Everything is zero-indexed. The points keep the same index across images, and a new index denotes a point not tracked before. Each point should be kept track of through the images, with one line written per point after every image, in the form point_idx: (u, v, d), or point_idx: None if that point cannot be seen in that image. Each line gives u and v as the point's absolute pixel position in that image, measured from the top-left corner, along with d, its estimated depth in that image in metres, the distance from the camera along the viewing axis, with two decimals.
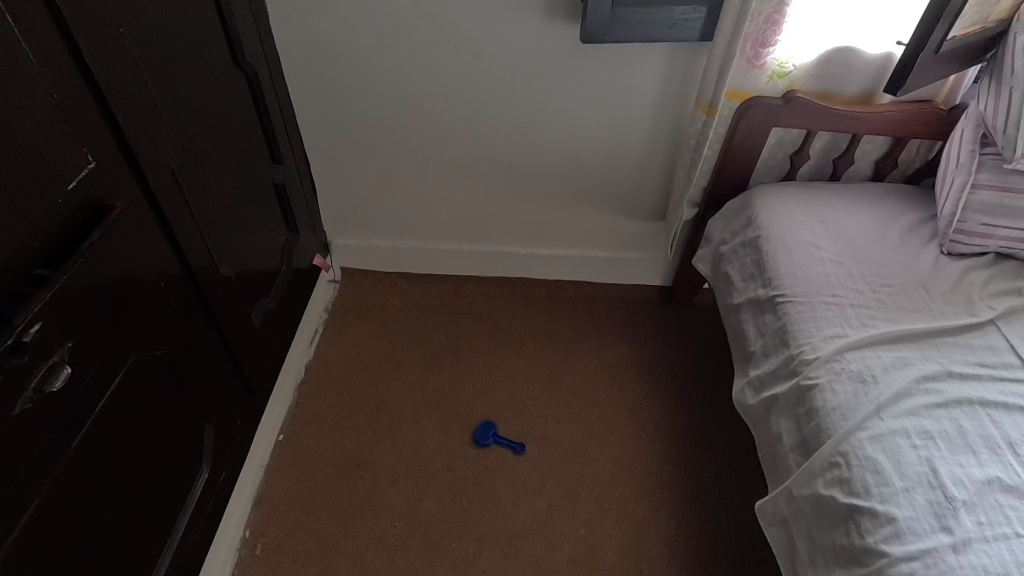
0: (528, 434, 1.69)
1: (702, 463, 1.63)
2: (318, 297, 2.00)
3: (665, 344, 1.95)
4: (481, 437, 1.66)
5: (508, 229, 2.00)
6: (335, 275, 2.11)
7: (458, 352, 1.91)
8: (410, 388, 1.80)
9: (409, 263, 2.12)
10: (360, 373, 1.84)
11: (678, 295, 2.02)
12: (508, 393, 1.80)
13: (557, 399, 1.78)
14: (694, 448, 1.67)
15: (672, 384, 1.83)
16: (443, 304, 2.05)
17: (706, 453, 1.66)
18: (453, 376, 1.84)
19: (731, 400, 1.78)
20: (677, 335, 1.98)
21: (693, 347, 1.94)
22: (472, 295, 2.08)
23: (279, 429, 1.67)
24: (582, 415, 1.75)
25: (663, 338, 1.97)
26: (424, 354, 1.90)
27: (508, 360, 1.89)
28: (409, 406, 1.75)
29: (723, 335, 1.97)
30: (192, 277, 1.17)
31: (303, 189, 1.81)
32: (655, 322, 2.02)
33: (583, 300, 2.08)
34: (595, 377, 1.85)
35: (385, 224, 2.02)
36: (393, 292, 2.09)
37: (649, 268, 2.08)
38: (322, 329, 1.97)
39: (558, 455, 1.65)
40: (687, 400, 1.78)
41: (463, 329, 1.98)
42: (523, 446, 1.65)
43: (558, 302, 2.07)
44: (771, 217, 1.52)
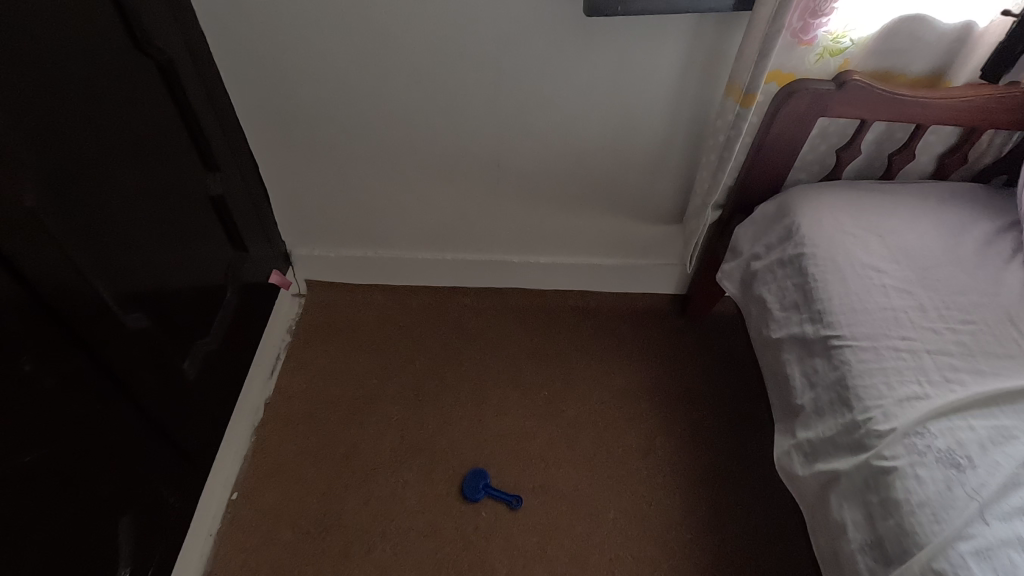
0: (525, 482, 1.46)
1: (728, 515, 1.41)
2: (277, 318, 1.72)
3: (680, 366, 1.70)
4: (469, 489, 1.43)
5: (497, 235, 1.72)
6: (299, 288, 1.83)
7: (443, 380, 1.66)
8: (386, 429, 1.55)
9: (385, 274, 1.84)
10: (326, 411, 1.58)
11: (694, 307, 1.76)
12: (500, 432, 1.55)
13: (558, 438, 1.54)
14: (717, 497, 1.44)
15: (689, 416, 1.59)
16: (424, 322, 1.78)
17: (731, 504, 1.43)
18: (437, 411, 1.59)
19: (758, 435, 1.55)
20: (694, 354, 1.73)
21: (712, 368, 1.70)
22: (459, 309, 1.81)
23: (232, 486, 1.43)
24: (587, 457, 1.51)
25: (677, 358, 1.72)
26: (403, 385, 1.64)
27: (500, 390, 1.64)
28: (384, 453, 1.50)
29: (747, 353, 1.72)
30: (75, 345, 0.90)
31: (250, 197, 1.51)
32: (668, 338, 1.77)
33: (584, 314, 1.82)
34: (600, 409, 1.61)
35: (353, 232, 1.73)
36: (368, 307, 1.81)
37: (660, 276, 1.81)
38: (284, 356, 1.70)
39: (560, 509, 1.42)
40: (706, 435, 1.55)
41: (447, 352, 1.72)
42: (519, 497, 1.42)
43: (556, 318, 1.80)
44: (816, 230, 1.25)
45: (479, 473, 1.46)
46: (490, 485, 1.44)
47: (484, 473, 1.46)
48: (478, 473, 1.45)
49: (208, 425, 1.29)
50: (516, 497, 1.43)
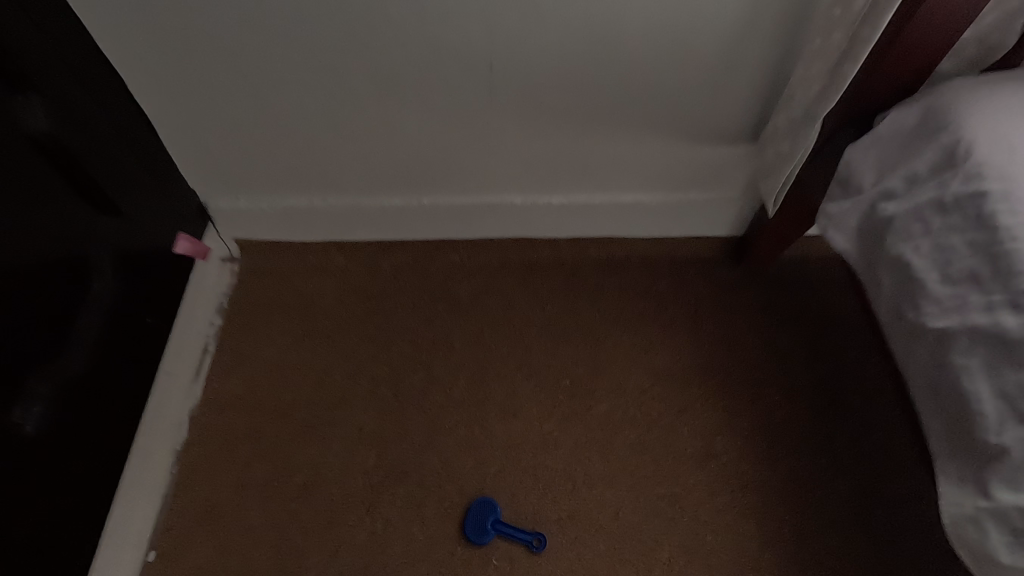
0: (547, 512, 1.09)
1: (815, 543, 1.07)
2: (200, 296, 1.27)
3: (738, 336, 1.29)
4: (474, 529, 1.07)
5: (490, 170, 1.23)
6: (230, 250, 1.36)
7: (428, 372, 1.25)
8: (356, 448, 1.16)
9: (341, 227, 1.36)
10: (273, 425, 1.18)
11: (759, 255, 1.33)
12: (509, 442, 1.16)
13: (587, 447, 1.16)
14: (801, 518, 1.09)
15: (756, 406, 1.21)
16: (399, 294, 1.35)
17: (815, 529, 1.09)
18: (424, 417, 1.19)
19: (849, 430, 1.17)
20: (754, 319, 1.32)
21: (783, 336, 1.29)
22: (445, 271, 1.37)
23: (146, 543, 1.06)
24: (628, 472, 1.13)
25: (734, 324, 1.31)
26: (375, 382, 1.23)
27: (506, 382, 1.23)
28: (355, 482, 1.12)
29: (827, 314, 1.31)
30: None
31: (119, 131, 1.03)
32: (721, 299, 1.34)
33: (607, 272, 1.38)
34: (640, 401, 1.21)
35: (287, 176, 1.23)
36: (325, 273, 1.37)
37: (710, 215, 1.35)
38: (214, 347, 1.27)
39: (597, 550, 1.06)
40: (782, 431, 1.18)
41: (431, 333, 1.30)
42: (539, 534, 1.07)
43: (572, 278, 1.37)
44: (1009, 155, 0.78)
45: (488, 507, 1.09)
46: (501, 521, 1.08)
47: (494, 504, 1.09)
48: (485, 507, 1.09)
49: (64, 454, 0.93)
50: (536, 532, 1.07)
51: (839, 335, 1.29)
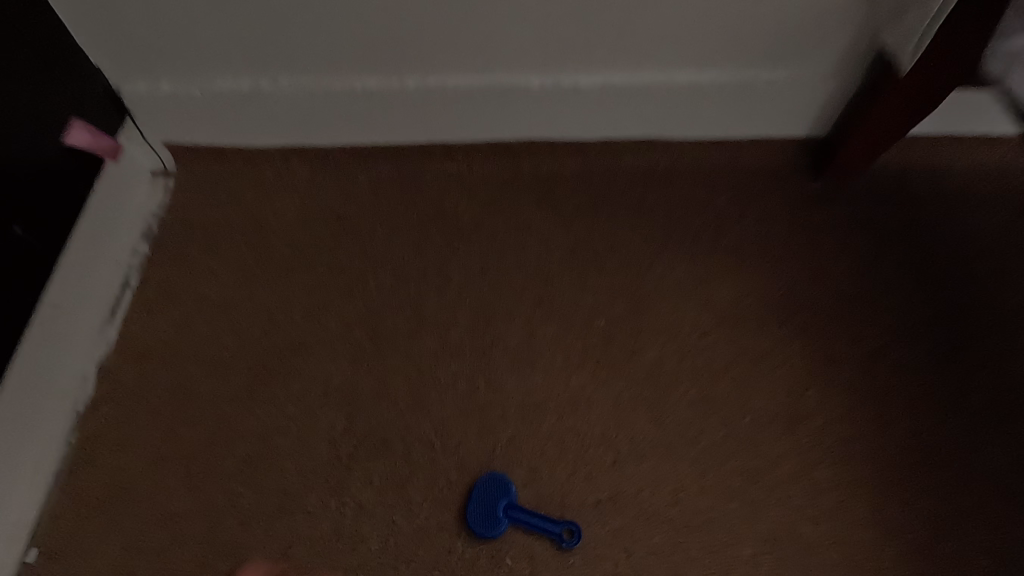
0: (580, 494, 0.79)
1: (939, 532, 0.80)
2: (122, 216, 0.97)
3: (821, 267, 1.00)
4: (478, 517, 0.78)
5: (498, 34, 0.91)
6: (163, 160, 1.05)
7: (418, 312, 0.95)
8: (319, 409, 0.86)
9: (301, 127, 1.04)
10: (209, 380, 0.88)
11: (848, 161, 1.03)
12: (525, 400, 0.86)
13: (631, 406, 0.85)
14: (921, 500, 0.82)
15: (850, 354, 0.92)
16: (380, 215, 1.05)
17: (943, 514, 0.81)
18: (414, 368, 0.89)
19: (977, 383, 0.90)
20: (842, 244, 1.02)
21: (880, 266, 1.00)
22: (441, 185, 1.07)
23: (26, 538, 0.79)
24: (690, 440, 0.83)
25: (814, 251, 1.01)
26: (347, 323, 0.93)
27: (520, 323, 0.93)
28: (317, 455, 0.82)
29: (936, 238, 1.02)
30: None
31: None
32: (795, 222, 1.04)
33: (648, 187, 1.07)
34: (701, 346, 0.91)
35: (221, 45, 0.91)
36: (286, 189, 1.06)
37: (786, 107, 1.03)
38: (137, 282, 0.97)
39: (651, 546, 0.77)
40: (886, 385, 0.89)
41: (421, 264, 1.00)
42: (569, 522, 0.77)
43: (603, 194, 1.06)
44: None
45: (496, 486, 0.79)
46: (515, 505, 0.79)
47: (505, 482, 0.80)
48: (493, 487, 0.79)
49: None
50: (564, 520, 0.78)
51: (952, 264, 1.00)
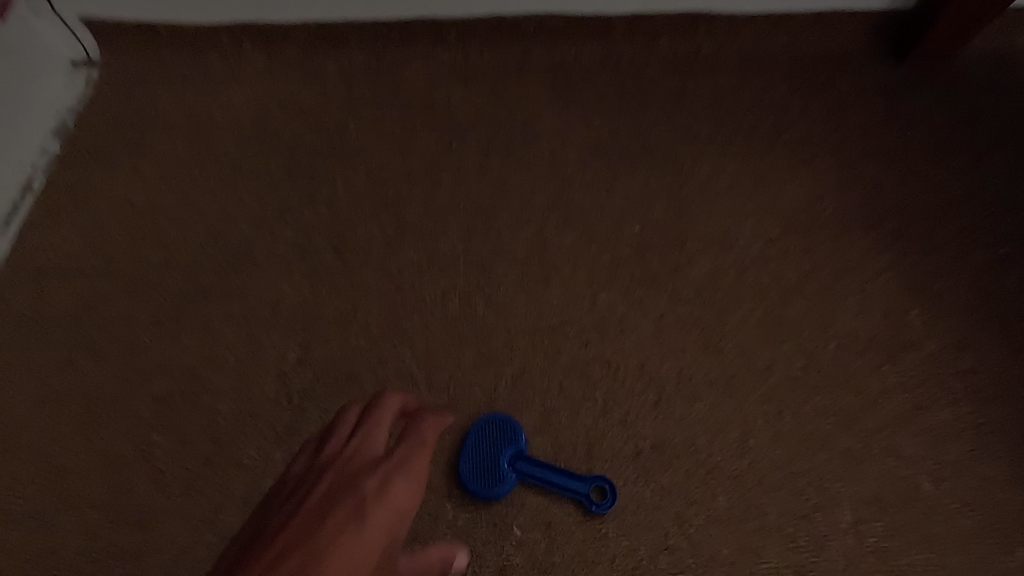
0: (613, 443, 0.58)
1: None
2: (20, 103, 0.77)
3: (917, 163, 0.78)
4: (471, 471, 0.58)
5: None
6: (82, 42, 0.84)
7: (397, 218, 0.73)
8: (264, 336, 0.65)
9: None
10: (121, 301, 0.67)
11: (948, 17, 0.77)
12: (535, 324, 0.65)
13: (678, 330, 0.64)
14: None
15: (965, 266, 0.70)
16: (350, 110, 0.83)
17: None
18: (390, 285, 0.68)
19: None
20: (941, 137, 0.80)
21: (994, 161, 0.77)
22: (429, 73, 0.85)
23: None
24: (758, 372, 0.62)
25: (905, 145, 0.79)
26: (306, 233, 0.72)
27: (529, 230, 0.72)
28: (259, 393, 0.62)
29: None
30: None
31: None
32: (877, 112, 0.82)
33: (687, 74, 0.85)
34: (765, 257, 0.70)
35: None
36: (236, 78, 0.85)
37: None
38: (41, 186, 0.78)
39: (712, 511, 0.55)
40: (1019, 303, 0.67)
41: (402, 164, 0.78)
42: (596, 479, 0.56)
43: (631, 84, 0.84)
44: None
45: (497, 432, 0.59)
46: (523, 456, 0.58)
47: (509, 426, 0.59)
48: (493, 433, 0.59)
49: None
50: (589, 476, 0.57)
51: None
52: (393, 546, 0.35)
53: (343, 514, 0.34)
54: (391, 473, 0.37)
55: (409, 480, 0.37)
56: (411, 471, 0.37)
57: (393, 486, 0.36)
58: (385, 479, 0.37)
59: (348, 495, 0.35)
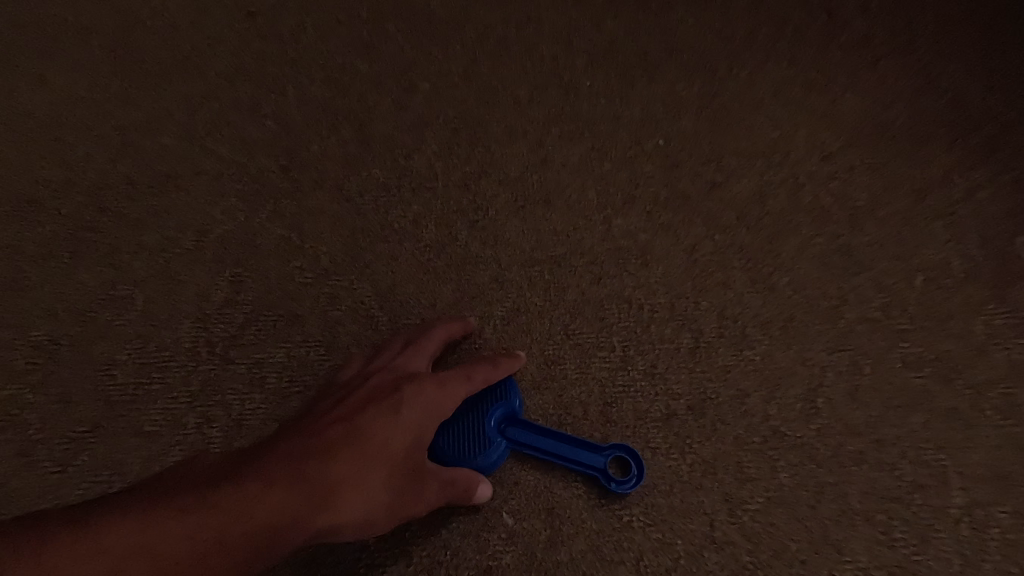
0: (638, 402, 0.44)
1: None
2: None
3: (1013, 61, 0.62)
4: (446, 435, 0.42)
5: None
6: None
7: (361, 129, 0.58)
8: (183, 271, 0.50)
9: None
10: (4, 230, 0.53)
11: None
12: (533, 255, 0.50)
13: (719, 261, 0.50)
14: None
15: None
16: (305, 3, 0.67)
17: None
18: (348, 207, 0.53)
19: None
20: None
21: None
22: None
23: None
24: (826, 311, 0.47)
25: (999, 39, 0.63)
26: (245, 148, 0.57)
27: (525, 143, 0.57)
28: (171, 341, 0.47)
29: None
30: None
31: None
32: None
33: None
34: (826, 174, 0.55)
35: None
36: None
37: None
38: None
39: (773, 492, 0.41)
40: None
41: (368, 67, 0.63)
42: (614, 450, 0.42)
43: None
44: None
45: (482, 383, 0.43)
46: (516, 416, 0.43)
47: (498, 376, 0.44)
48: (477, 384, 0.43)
49: None
50: (605, 446, 0.42)
51: None
52: (424, 441, 0.39)
53: (383, 402, 0.38)
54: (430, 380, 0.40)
55: (440, 391, 0.40)
56: (443, 386, 0.40)
57: (426, 393, 0.39)
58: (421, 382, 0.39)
59: (391, 390, 0.39)
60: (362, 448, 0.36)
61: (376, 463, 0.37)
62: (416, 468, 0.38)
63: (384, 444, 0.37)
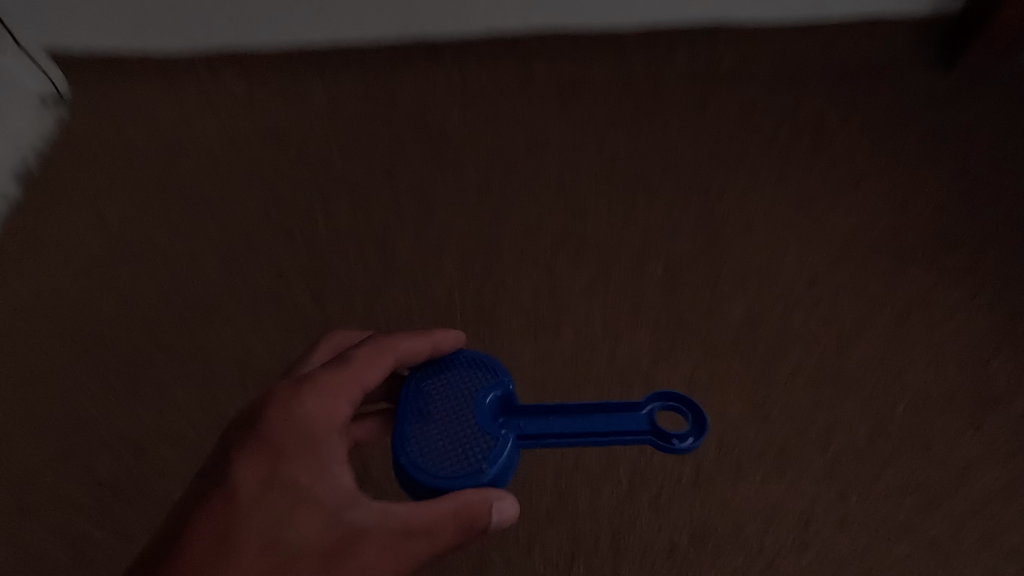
0: (645, 532, 0.48)
1: None
2: None
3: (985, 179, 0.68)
4: (439, 446, 0.39)
5: None
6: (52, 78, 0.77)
7: (386, 258, 0.64)
8: (230, 405, 0.56)
9: (229, 19, 0.77)
10: (72, 368, 0.59)
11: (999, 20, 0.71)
12: (544, 383, 0.55)
13: (716, 390, 0.54)
14: None
15: None
16: (335, 137, 0.75)
17: None
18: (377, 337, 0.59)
19: None
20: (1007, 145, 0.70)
21: None
22: (423, 93, 0.77)
23: None
24: (817, 440, 0.51)
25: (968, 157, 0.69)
26: (283, 279, 0.64)
27: (535, 269, 0.63)
28: None
29: None
30: None
31: None
32: (930, 124, 0.72)
33: (710, 86, 0.76)
34: (814, 297, 0.59)
35: None
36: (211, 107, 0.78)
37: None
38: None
39: None
40: None
41: (391, 196, 0.69)
42: (651, 406, 0.40)
43: (648, 101, 0.76)
44: None
45: (455, 383, 0.42)
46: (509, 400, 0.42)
47: (457, 358, 0.43)
48: (448, 385, 0.42)
49: None
50: (640, 408, 0.40)
51: None
52: (323, 470, 0.36)
53: (262, 442, 0.36)
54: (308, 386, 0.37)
55: (322, 393, 0.37)
56: (323, 386, 0.38)
57: (300, 410, 0.37)
58: (292, 401, 0.37)
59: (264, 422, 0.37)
60: (250, 507, 0.34)
61: (267, 514, 0.34)
62: (318, 506, 0.34)
63: (267, 490, 0.34)
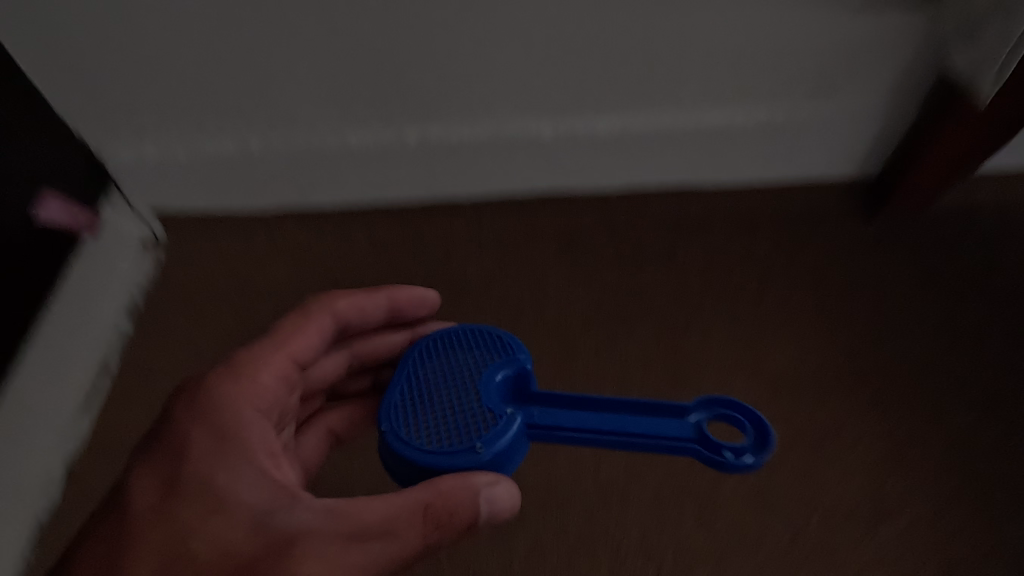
0: None
1: None
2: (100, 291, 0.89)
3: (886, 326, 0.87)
4: (448, 421, 0.55)
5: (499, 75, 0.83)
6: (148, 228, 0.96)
7: None
8: None
9: (296, 187, 0.97)
10: None
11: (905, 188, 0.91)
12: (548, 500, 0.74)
13: (675, 505, 0.73)
14: None
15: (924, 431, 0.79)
16: (378, 279, 0.94)
17: None
18: None
19: None
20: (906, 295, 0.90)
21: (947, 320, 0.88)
22: (446, 238, 0.96)
23: None
24: (744, 545, 0.72)
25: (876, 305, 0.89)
26: None
27: None
28: None
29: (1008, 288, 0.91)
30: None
31: None
32: (848, 274, 0.92)
33: (678, 234, 0.95)
34: None
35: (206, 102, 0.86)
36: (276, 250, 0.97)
37: (820, 146, 0.94)
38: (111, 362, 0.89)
39: None
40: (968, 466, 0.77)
41: None
42: (698, 416, 0.55)
43: (628, 248, 0.94)
44: None
45: (465, 376, 0.58)
46: (524, 379, 0.58)
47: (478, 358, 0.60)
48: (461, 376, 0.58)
49: None
50: (688, 417, 0.55)
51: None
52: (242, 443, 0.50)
53: (196, 426, 0.51)
54: (234, 379, 0.54)
55: (240, 384, 0.54)
56: (241, 378, 0.54)
57: (222, 397, 0.53)
58: (215, 390, 0.53)
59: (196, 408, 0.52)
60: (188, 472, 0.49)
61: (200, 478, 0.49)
62: (233, 468, 0.49)
63: (201, 460, 0.50)
